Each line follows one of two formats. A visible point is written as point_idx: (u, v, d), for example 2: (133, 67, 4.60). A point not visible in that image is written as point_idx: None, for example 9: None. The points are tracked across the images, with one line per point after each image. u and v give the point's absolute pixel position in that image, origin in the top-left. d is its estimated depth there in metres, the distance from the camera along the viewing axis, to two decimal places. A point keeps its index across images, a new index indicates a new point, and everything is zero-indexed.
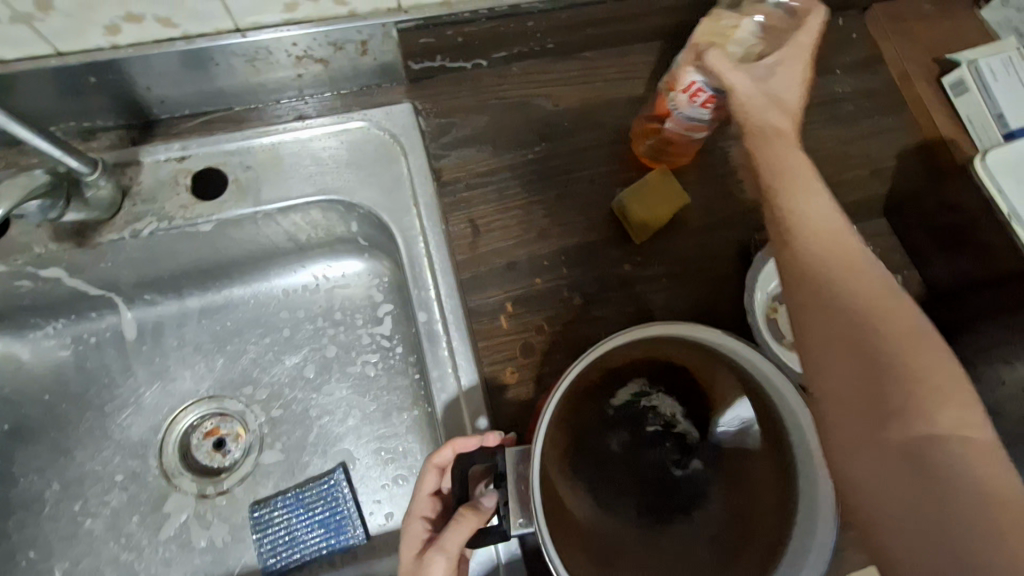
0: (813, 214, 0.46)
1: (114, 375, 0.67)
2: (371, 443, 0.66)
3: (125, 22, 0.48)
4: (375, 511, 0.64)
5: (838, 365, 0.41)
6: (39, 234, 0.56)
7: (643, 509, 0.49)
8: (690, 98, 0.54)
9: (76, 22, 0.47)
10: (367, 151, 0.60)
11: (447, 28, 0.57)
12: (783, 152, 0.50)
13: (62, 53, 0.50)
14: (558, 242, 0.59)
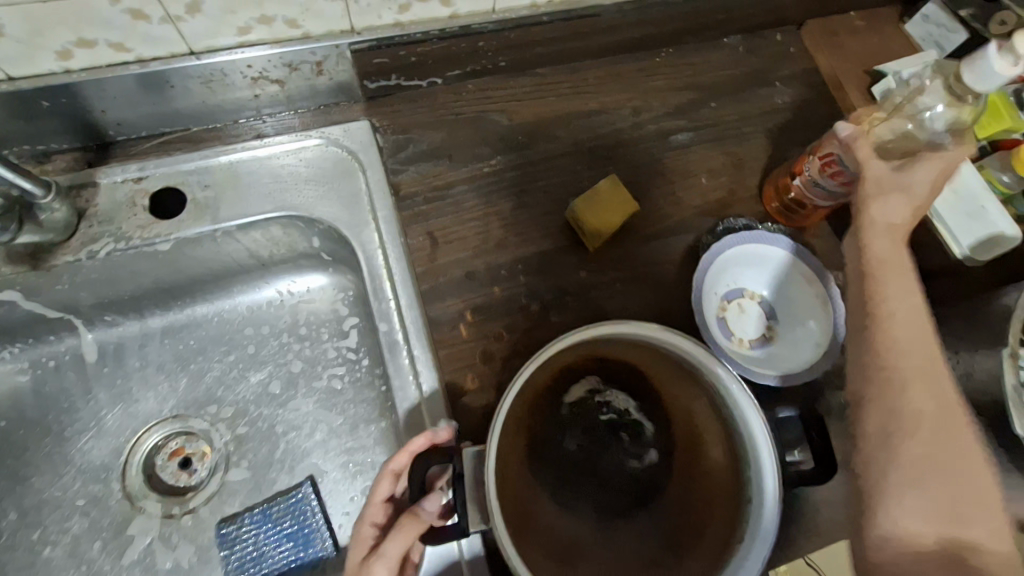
0: (909, 310, 0.46)
1: (74, 399, 0.66)
2: (340, 456, 0.67)
3: (77, 47, 0.49)
4: (344, 524, 0.64)
5: (918, 455, 0.42)
6: None
7: (601, 503, 0.52)
8: (822, 166, 0.59)
9: (28, 48, 0.48)
10: (325, 168, 0.61)
11: (400, 48, 0.59)
12: (885, 241, 0.49)
13: (13, 78, 0.50)
14: (515, 251, 0.61)
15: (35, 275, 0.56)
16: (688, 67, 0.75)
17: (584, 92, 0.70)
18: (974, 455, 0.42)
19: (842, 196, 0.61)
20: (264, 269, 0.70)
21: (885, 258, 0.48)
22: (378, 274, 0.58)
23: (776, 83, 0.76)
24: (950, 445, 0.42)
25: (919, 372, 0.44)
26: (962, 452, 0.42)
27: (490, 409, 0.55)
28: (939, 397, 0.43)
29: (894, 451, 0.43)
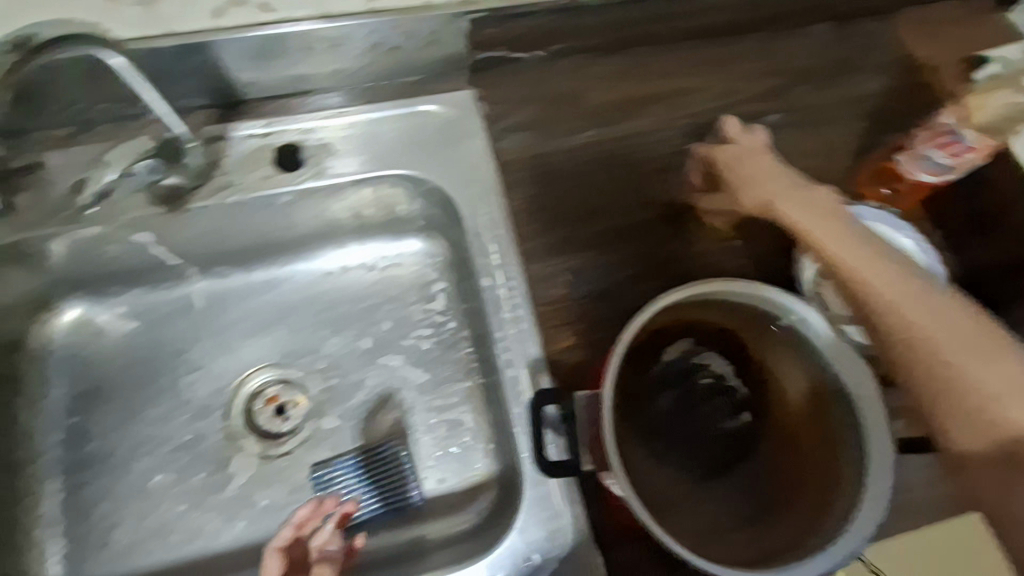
0: (883, 278, 0.51)
1: (185, 343, 0.71)
2: (425, 412, 0.69)
3: (231, 8, 0.53)
4: (431, 475, 0.67)
5: (951, 388, 0.47)
6: (136, 200, 0.60)
7: (698, 461, 0.53)
8: (932, 136, 0.60)
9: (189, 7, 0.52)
10: (432, 132, 0.64)
11: (513, 20, 0.61)
12: (836, 246, 0.53)
13: (170, 34, 0.54)
14: (611, 218, 0.62)
15: (171, 216, 0.60)
16: (775, 52, 0.73)
17: (673, 73, 0.70)
18: (987, 343, 0.48)
19: (946, 176, 0.62)
20: (360, 232, 0.73)
21: (845, 259, 0.52)
22: (482, 235, 0.60)
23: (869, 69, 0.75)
24: (969, 356, 0.48)
25: (918, 317, 0.49)
26: (971, 359, 0.47)
27: (587, 365, 0.57)
28: (945, 324, 0.49)
29: (931, 396, 0.48)
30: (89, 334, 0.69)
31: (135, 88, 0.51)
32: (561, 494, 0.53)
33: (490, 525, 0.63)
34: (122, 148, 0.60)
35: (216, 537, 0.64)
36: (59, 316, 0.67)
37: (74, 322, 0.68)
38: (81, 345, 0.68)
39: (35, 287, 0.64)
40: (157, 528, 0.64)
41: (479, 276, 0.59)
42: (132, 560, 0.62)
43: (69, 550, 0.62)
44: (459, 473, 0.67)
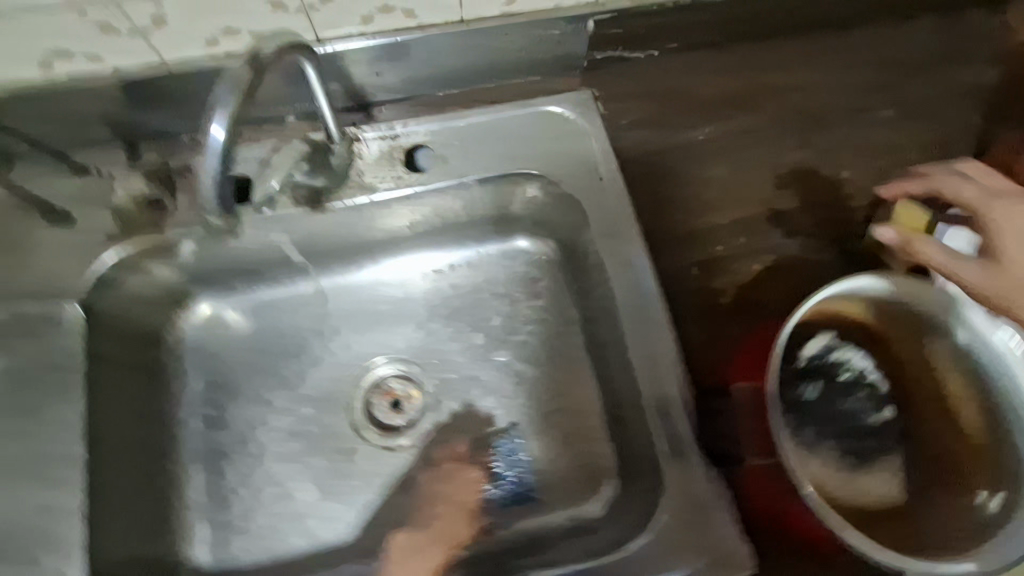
0: None
1: (308, 338, 0.73)
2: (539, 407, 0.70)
3: (380, 12, 0.56)
4: (549, 467, 0.68)
5: None
6: (285, 202, 0.62)
7: (844, 453, 0.54)
8: None
9: (344, 14, 0.55)
10: (553, 132, 0.65)
11: (638, 19, 0.63)
12: None
13: (320, 41, 0.58)
14: (734, 214, 0.63)
15: (316, 217, 0.64)
16: (889, 43, 0.71)
17: (785, 68, 0.69)
18: None
19: None
20: (462, 228, 0.72)
21: None
22: (609, 232, 0.62)
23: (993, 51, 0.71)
24: None
25: None
26: None
27: (717, 359, 0.59)
28: None
29: None
30: (217, 329, 0.72)
31: (316, 98, 0.52)
32: (704, 484, 0.53)
33: (616, 515, 0.64)
34: (283, 151, 0.61)
35: (346, 525, 0.66)
36: (191, 311, 0.71)
37: (205, 317, 0.71)
38: (209, 340, 0.71)
39: (173, 283, 0.67)
40: (292, 515, 0.66)
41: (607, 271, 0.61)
42: (271, 545, 0.65)
43: (211, 536, 0.64)
44: (574, 467, 0.68)
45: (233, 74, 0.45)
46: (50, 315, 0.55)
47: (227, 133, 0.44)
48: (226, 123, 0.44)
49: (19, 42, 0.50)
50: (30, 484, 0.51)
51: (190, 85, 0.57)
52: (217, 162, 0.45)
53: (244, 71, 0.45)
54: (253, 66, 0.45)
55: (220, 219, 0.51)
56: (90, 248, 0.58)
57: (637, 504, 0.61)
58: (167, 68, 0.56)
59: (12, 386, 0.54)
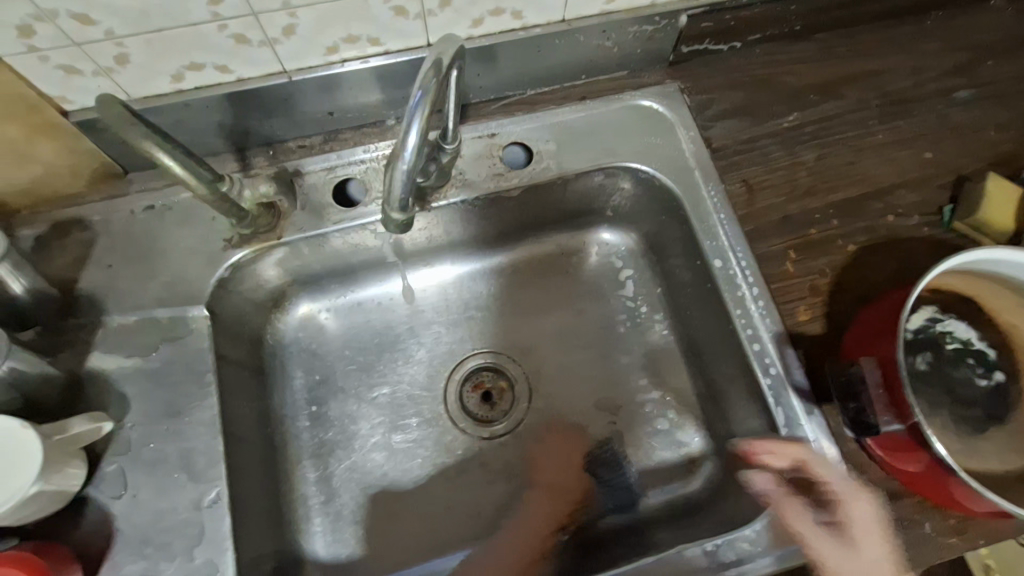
0: None
1: (401, 335, 0.75)
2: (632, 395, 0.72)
3: (491, 15, 0.59)
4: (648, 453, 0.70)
5: None
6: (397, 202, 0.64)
7: (961, 419, 0.55)
8: None
9: (458, 17, 0.58)
10: (644, 125, 0.68)
11: (727, 13, 0.65)
12: None
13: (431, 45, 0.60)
14: (826, 197, 0.65)
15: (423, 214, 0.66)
16: (958, 27, 0.73)
17: (860, 55, 0.72)
18: None
19: None
20: (548, 225, 0.75)
21: None
22: (708, 217, 0.64)
23: None
24: None
25: None
26: None
27: (824, 336, 0.60)
28: None
29: None
30: (314, 328, 0.73)
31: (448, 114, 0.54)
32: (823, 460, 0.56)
33: (720, 495, 0.66)
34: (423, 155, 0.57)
35: (453, 514, 0.68)
36: (291, 312, 0.72)
37: (301, 317, 0.73)
38: (308, 339, 0.73)
39: (277, 287, 0.69)
40: (401, 508, 0.68)
41: (709, 257, 0.63)
42: (383, 536, 0.67)
43: (325, 528, 0.66)
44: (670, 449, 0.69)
45: (423, 75, 0.44)
46: (180, 317, 0.58)
47: (421, 135, 0.45)
48: (422, 125, 0.44)
49: (158, 56, 0.52)
50: (180, 479, 0.53)
51: (305, 92, 0.60)
52: (409, 159, 0.46)
53: (431, 71, 0.44)
54: (437, 69, 0.44)
55: (401, 215, 0.51)
56: (216, 252, 0.60)
57: (752, 487, 0.62)
58: (287, 77, 0.58)
59: (153, 387, 0.56)
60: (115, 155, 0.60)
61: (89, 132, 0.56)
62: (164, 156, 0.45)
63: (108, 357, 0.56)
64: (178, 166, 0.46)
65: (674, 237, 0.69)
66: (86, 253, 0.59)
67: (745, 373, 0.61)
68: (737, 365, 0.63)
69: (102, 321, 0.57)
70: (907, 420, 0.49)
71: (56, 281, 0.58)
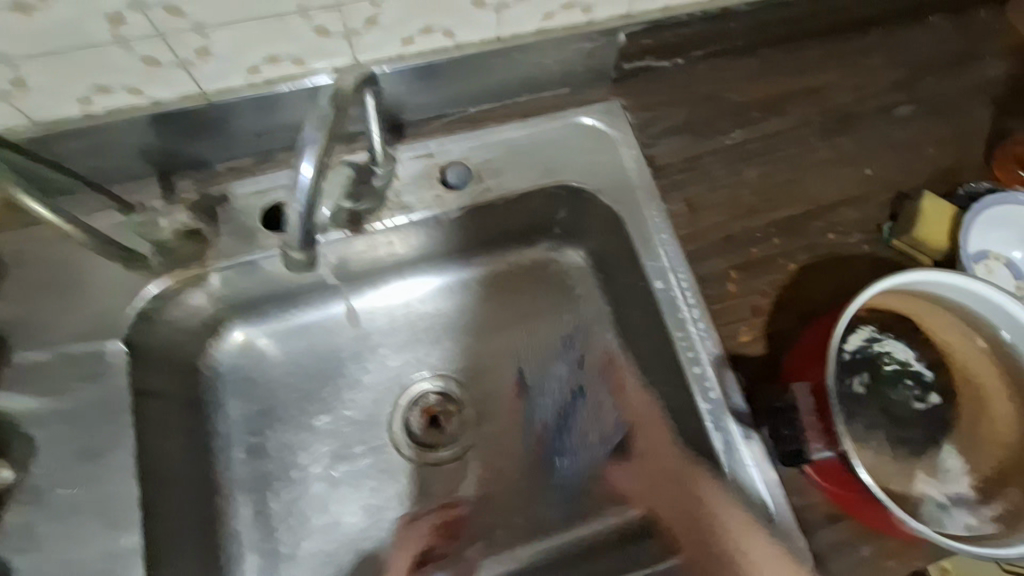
0: None
1: (344, 359, 0.72)
2: (609, 358, 0.73)
3: (421, 34, 0.57)
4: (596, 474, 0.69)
5: None
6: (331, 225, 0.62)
7: (899, 441, 0.56)
8: None
9: (386, 35, 0.56)
10: (587, 143, 0.67)
11: (666, 30, 0.65)
12: None
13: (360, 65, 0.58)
14: (767, 215, 0.65)
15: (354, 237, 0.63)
16: (897, 43, 0.74)
17: (802, 71, 0.72)
18: None
19: None
20: (495, 244, 0.74)
21: None
22: (650, 237, 0.63)
23: (994, 46, 0.74)
24: None
25: None
26: None
27: (764, 357, 0.59)
28: None
29: None
30: (251, 355, 0.70)
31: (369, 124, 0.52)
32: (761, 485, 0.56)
33: (669, 517, 0.65)
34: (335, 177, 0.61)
35: (399, 545, 0.66)
36: (225, 339, 0.69)
37: (238, 344, 0.70)
38: (245, 367, 0.70)
39: (210, 314, 0.66)
40: (343, 541, 0.65)
41: (650, 279, 0.62)
42: (325, 571, 0.64)
43: (263, 567, 0.63)
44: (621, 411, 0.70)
45: (320, 113, 0.44)
46: (97, 353, 0.55)
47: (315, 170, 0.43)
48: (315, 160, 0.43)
49: (60, 80, 0.49)
50: (92, 527, 0.50)
51: (229, 114, 0.58)
52: (305, 194, 0.44)
53: (329, 111, 0.44)
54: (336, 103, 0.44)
55: (301, 256, 0.49)
56: (136, 282, 0.57)
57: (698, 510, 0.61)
58: (207, 98, 0.56)
59: (65, 427, 0.52)
60: None
61: None
62: (31, 200, 0.45)
63: (16, 399, 0.53)
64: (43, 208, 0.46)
65: (619, 257, 0.68)
66: None
67: (686, 396, 0.60)
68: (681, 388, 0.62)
69: (10, 360, 0.54)
70: (835, 448, 0.49)
71: None
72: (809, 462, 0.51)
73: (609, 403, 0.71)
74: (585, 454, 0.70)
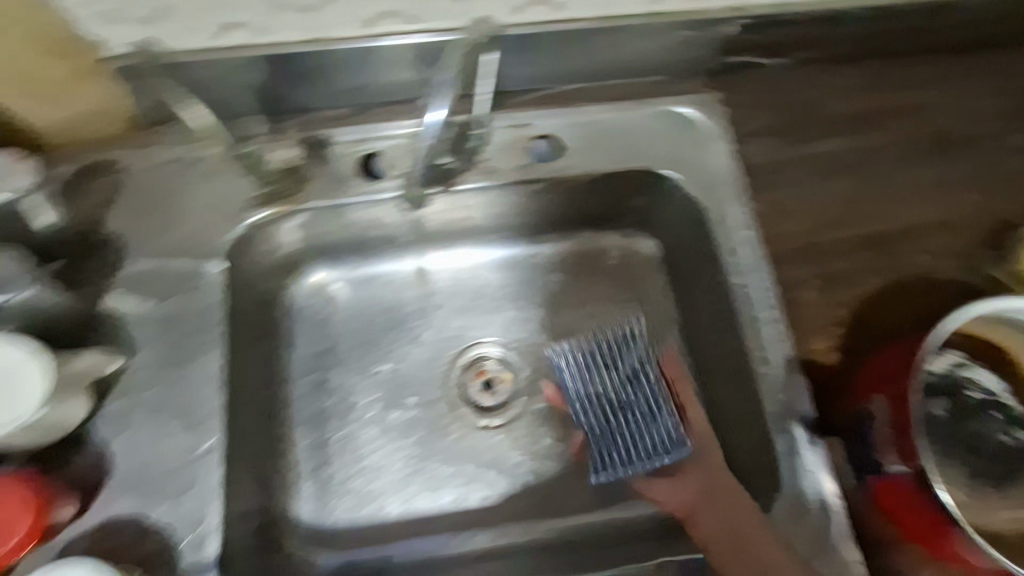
0: None
1: (410, 313, 0.75)
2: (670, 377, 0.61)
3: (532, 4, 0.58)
4: None
5: None
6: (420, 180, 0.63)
7: (974, 476, 0.54)
8: None
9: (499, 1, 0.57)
10: (676, 132, 0.66)
11: (775, 26, 0.64)
12: None
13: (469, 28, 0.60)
14: (857, 227, 0.63)
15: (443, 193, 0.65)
16: (1019, 67, 0.70)
17: (911, 84, 0.69)
18: None
19: None
20: (569, 223, 0.74)
21: None
22: (732, 233, 0.63)
23: None
24: None
25: None
26: None
27: (835, 368, 0.59)
28: None
29: None
30: (324, 298, 0.73)
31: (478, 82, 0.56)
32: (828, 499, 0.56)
33: None
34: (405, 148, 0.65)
35: (439, 497, 0.69)
36: (304, 279, 0.72)
37: (314, 285, 0.73)
38: (319, 308, 0.73)
39: (293, 253, 0.69)
40: (388, 484, 0.69)
41: (729, 275, 0.62)
42: (370, 509, 0.68)
43: (314, 494, 0.67)
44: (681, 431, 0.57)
45: (456, 61, 0.54)
46: (195, 270, 0.59)
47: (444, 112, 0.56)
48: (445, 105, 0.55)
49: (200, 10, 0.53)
50: (176, 427, 0.55)
51: (340, 64, 0.61)
52: (433, 131, 0.57)
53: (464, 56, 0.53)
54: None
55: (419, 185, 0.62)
56: (236, 210, 0.61)
57: None
58: (325, 46, 0.59)
59: (160, 333, 0.57)
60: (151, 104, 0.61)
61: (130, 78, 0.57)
62: None
63: (126, 298, 0.58)
64: None
65: (692, 253, 0.69)
66: (112, 197, 0.60)
67: (750, 394, 0.60)
68: (740, 388, 0.62)
69: (123, 264, 0.59)
70: (911, 463, 0.48)
71: (82, 220, 0.59)
72: (882, 476, 0.51)
73: (666, 421, 0.58)
74: (637, 464, 0.57)
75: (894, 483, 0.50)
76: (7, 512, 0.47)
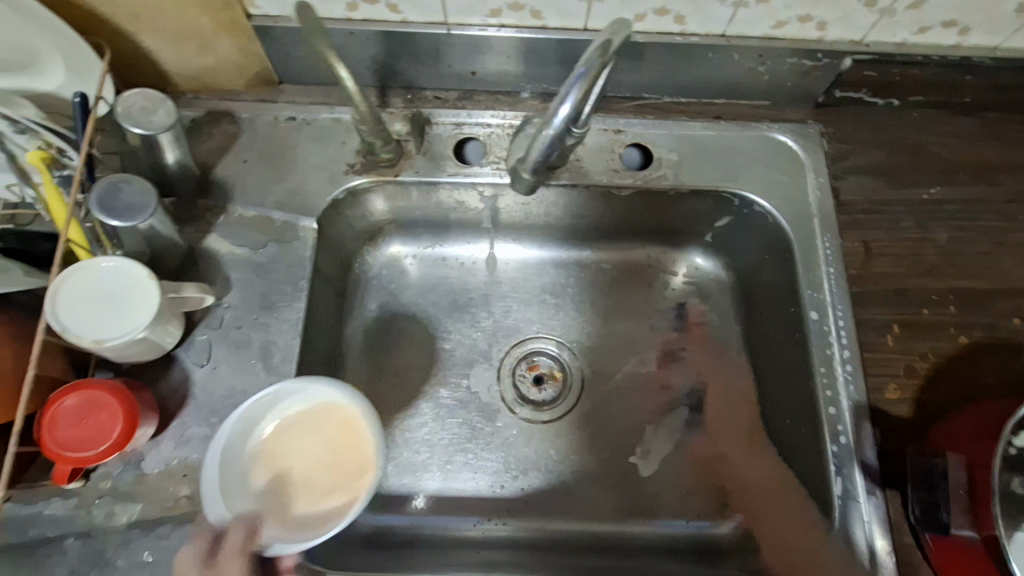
0: None
1: (477, 298, 0.74)
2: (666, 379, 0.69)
3: (655, 13, 0.59)
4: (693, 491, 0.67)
5: None
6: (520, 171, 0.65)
7: None
8: None
9: (622, 8, 0.58)
10: (776, 159, 0.66)
11: (895, 66, 0.63)
12: None
13: (588, 29, 0.61)
14: (949, 280, 0.62)
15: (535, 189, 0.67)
16: None
17: None
18: None
19: None
20: (646, 232, 0.74)
21: None
22: (816, 265, 0.62)
23: None
24: None
25: None
26: None
27: (907, 421, 0.57)
28: None
29: None
30: (398, 270, 0.74)
31: None
32: (881, 549, 0.54)
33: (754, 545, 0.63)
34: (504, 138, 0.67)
35: (477, 479, 0.67)
36: (381, 249, 0.74)
37: (389, 257, 0.75)
38: (390, 278, 0.74)
39: (378, 222, 0.71)
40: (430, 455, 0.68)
41: (806, 308, 0.61)
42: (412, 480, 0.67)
43: None
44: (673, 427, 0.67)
45: (588, 53, 0.45)
46: (293, 224, 0.63)
47: (568, 109, 0.47)
48: (571, 103, 0.47)
49: None
50: (256, 366, 0.58)
51: (456, 48, 0.63)
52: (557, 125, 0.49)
53: (598, 51, 0.45)
54: (604, 50, 0.44)
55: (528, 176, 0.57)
56: (338, 174, 0.64)
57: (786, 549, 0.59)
58: (446, 28, 0.61)
59: (255, 277, 0.61)
60: (277, 64, 0.65)
61: (262, 36, 0.61)
62: (340, 68, 0.48)
63: (222, 241, 0.61)
64: (346, 73, 0.49)
65: (771, 279, 0.68)
66: (228, 144, 0.64)
67: (812, 432, 0.59)
68: (804, 424, 0.61)
69: (227, 207, 0.62)
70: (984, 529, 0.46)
71: (199, 161, 0.63)
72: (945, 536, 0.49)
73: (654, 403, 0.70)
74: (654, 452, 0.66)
75: (960, 546, 0.48)
76: (95, 420, 0.48)
